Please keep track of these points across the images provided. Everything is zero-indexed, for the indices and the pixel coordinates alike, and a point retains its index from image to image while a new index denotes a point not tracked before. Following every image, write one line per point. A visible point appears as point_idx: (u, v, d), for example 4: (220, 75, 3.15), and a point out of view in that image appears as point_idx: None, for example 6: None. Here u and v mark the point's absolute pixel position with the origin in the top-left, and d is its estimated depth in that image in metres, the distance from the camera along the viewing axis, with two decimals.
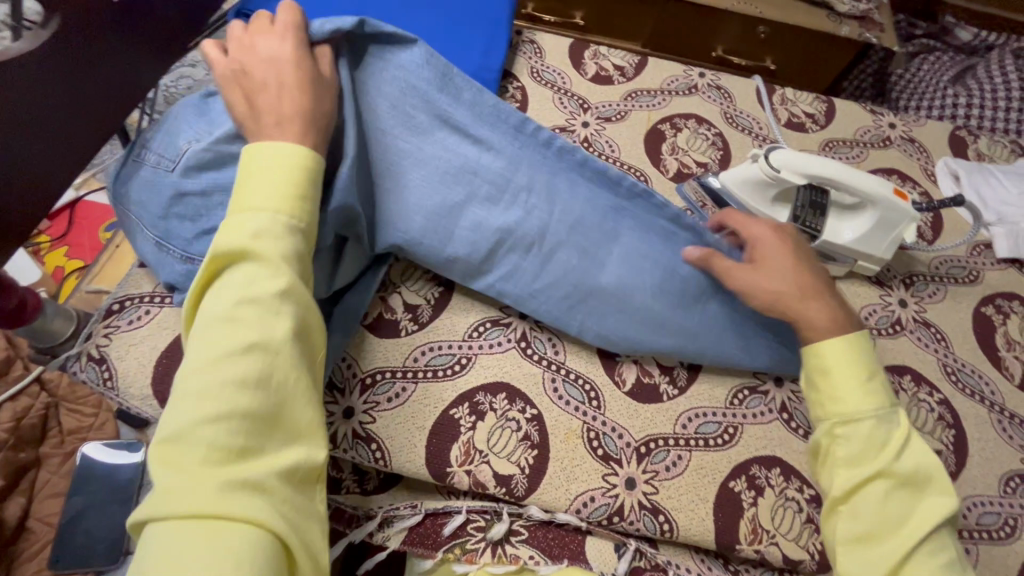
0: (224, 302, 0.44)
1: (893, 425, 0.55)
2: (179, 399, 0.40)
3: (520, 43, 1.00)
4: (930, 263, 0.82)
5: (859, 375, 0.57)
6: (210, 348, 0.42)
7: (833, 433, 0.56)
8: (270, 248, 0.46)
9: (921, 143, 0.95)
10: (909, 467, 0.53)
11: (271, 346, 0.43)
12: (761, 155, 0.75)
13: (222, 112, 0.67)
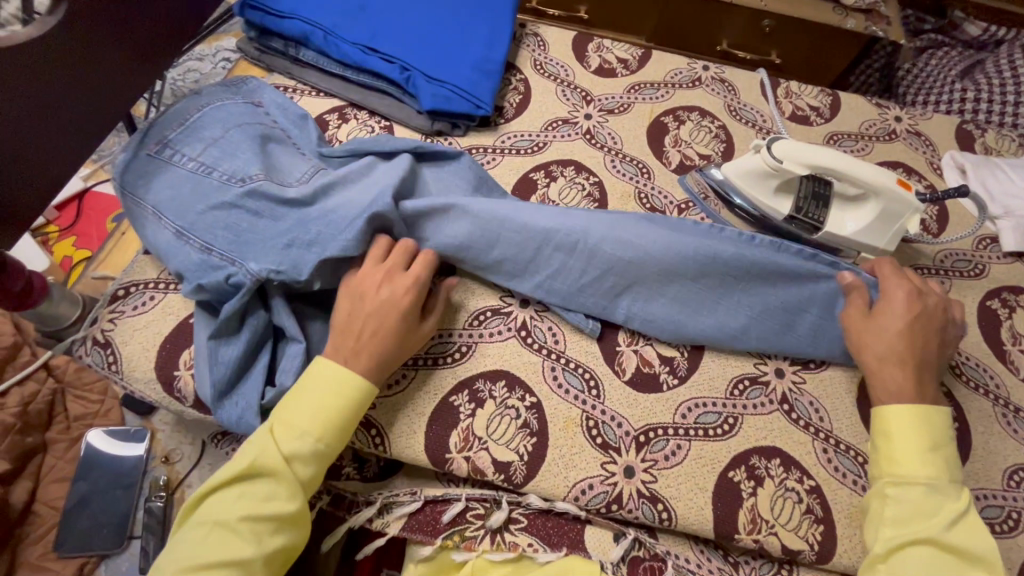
0: (225, 519, 0.52)
1: (947, 497, 0.56)
2: (176, 569, 0.51)
3: (524, 36, 1.00)
4: (934, 256, 0.82)
5: (923, 447, 0.58)
6: (199, 552, 0.51)
7: (885, 491, 0.58)
8: (274, 481, 0.53)
9: (927, 136, 0.94)
10: (959, 540, 0.54)
11: (251, 569, 0.51)
12: (763, 145, 0.75)
13: (283, 162, 0.73)
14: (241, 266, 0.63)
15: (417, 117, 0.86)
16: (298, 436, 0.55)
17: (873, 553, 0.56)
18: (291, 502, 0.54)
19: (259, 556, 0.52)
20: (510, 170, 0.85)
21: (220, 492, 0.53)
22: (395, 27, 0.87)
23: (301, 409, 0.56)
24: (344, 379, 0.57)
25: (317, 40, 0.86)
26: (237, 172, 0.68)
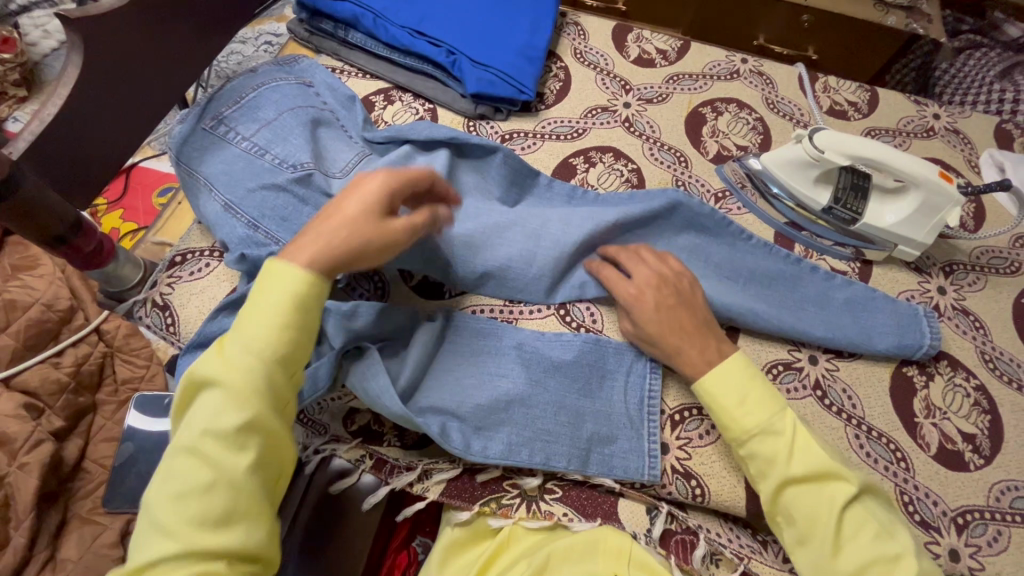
0: (214, 388, 0.45)
1: (779, 434, 0.57)
2: (173, 455, 0.44)
3: (564, 25, 1.02)
4: (971, 253, 0.82)
5: (737, 398, 0.59)
6: (193, 428, 0.45)
7: (739, 454, 0.59)
8: (249, 339, 0.47)
9: (966, 134, 0.94)
10: (804, 468, 0.55)
11: (243, 435, 0.45)
12: (806, 135, 0.76)
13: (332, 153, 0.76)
14: (284, 246, 0.65)
15: (460, 101, 0.88)
16: (264, 293, 0.49)
17: (770, 510, 0.57)
18: (262, 362, 0.47)
19: (248, 416, 0.45)
20: (550, 155, 0.86)
21: (202, 364, 0.47)
22: (442, 12, 0.89)
23: (272, 266, 0.50)
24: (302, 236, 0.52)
25: (367, 22, 0.88)
26: (290, 159, 0.71)
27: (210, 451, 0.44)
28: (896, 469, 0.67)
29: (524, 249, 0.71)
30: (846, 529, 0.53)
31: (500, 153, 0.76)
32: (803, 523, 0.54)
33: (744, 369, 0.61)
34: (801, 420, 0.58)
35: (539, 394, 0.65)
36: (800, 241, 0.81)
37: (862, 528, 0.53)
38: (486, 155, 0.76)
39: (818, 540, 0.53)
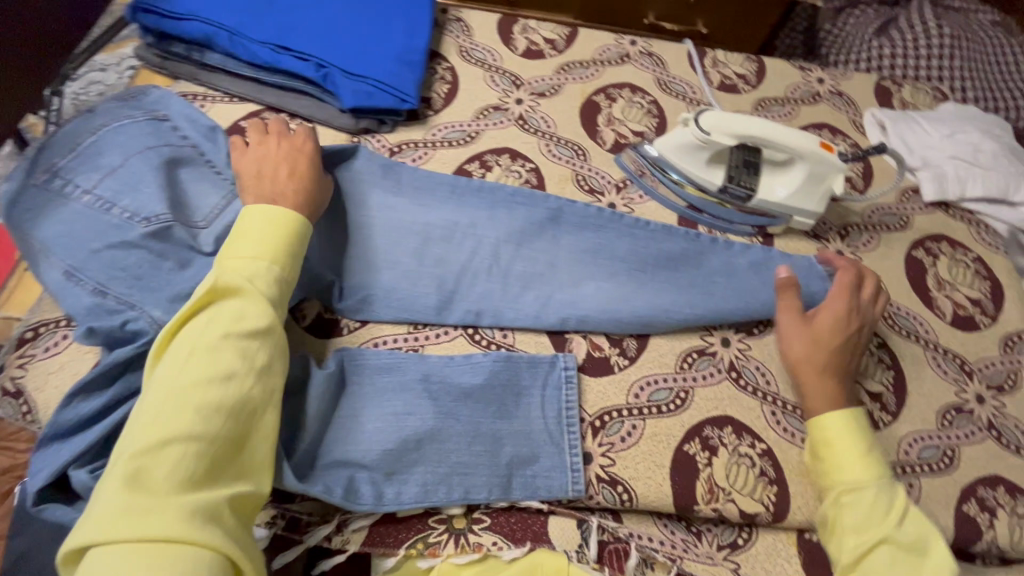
0: (206, 341, 0.50)
1: (895, 493, 0.58)
2: (155, 405, 0.47)
3: (446, 22, 0.97)
4: (863, 213, 0.84)
5: (858, 449, 0.60)
6: (182, 378, 0.48)
7: (840, 501, 0.59)
8: (245, 300, 0.53)
9: (849, 96, 0.97)
10: (912, 535, 0.56)
11: (241, 381, 0.50)
12: (691, 118, 0.75)
13: (195, 196, 0.70)
14: (142, 311, 0.60)
15: (340, 116, 0.82)
16: (253, 260, 0.56)
17: (844, 574, 0.56)
18: (267, 315, 0.53)
19: (250, 368, 0.51)
20: (443, 163, 0.82)
21: (190, 325, 0.52)
22: (306, 22, 0.82)
23: (253, 240, 0.57)
24: (284, 214, 0.60)
25: (223, 41, 0.80)
26: (143, 210, 0.65)
27: (202, 398, 0.47)
28: None
29: (417, 273, 0.71)
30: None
31: (361, 148, 0.75)
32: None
33: (853, 421, 0.62)
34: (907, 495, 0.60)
35: (452, 424, 0.63)
36: (703, 222, 0.81)
37: None
38: (352, 166, 0.74)
39: None
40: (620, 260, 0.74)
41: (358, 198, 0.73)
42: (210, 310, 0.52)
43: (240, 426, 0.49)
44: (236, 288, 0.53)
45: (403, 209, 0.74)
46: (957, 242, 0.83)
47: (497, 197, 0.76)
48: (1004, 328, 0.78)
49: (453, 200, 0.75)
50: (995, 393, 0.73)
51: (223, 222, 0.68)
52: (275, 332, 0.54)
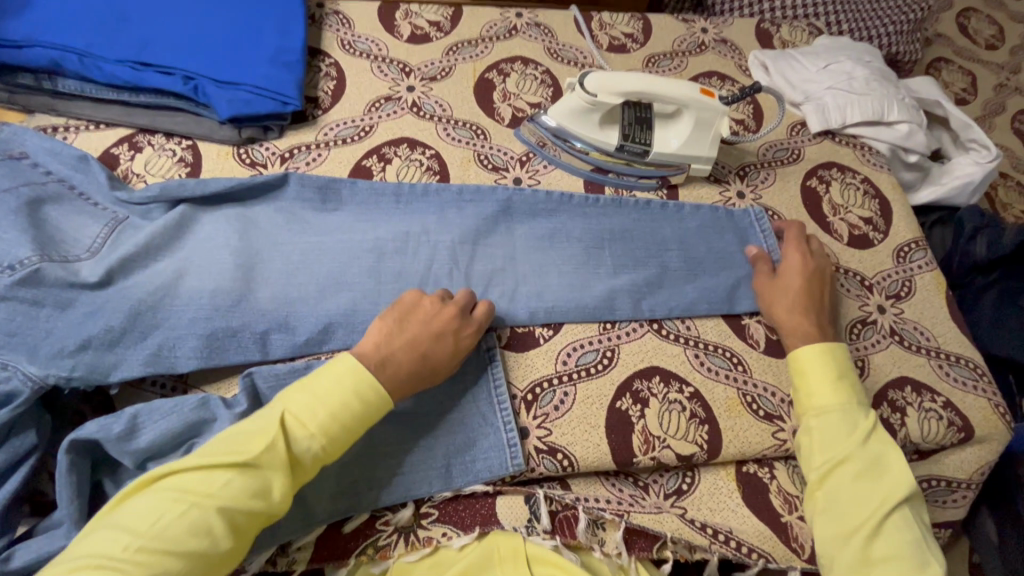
0: (203, 508, 0.48)
1: (862, 419, 0.61)
2: (123, 551, 0.45)
3: (324, 17, 0.93)
4: (758, 151, 0.88)
5: (831, 377, 0.63)
6: (163, 536, 0.46)
7: (810, 425, 0.62)
8: (262, 475, 0.50)
9: (733, 42, 1.00)
10: (873, 454, 0.59)
11: (210, 562, 0.48)
12: (577, 82, 0.75)
13: (63, 233, 0.64)
14: (16, 370, 0.56)
15: (220, 129, 0.77)
16: (309, 436, 0.52)
17: (812, 487, 0.59)
18: (278, 501, 0.51)
19: (228, 546, 0.49)
20: (339, 163, 0.79)
21: (204, 475, 0.49)
22: (166, 34, 0.77)
23: (319, 399, 0.53)
24: (374, 393, 0.55)
25: (73, 64, 0.74)
26: (3, 258, 0.59)
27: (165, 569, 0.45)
28: (736, 374, 0.71)
29: (325, 282, 0.68)
30: (886, 524, 0.55)
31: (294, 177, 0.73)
32: (841, 504, 0.57)
33: (829, 354, 0.64)
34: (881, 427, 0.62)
35: (382, 425, 0.62)
36: (609, 182, 0.82)
37: (901, 525, 0.55)
38: (252, 195, 0.72)
39: (852, 524, 0.55)
40: (532, 236, 0.75)
41: (286, 221, 0.71)
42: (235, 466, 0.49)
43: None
44: (269, 461, 0.50)
45: (344, 229, 0.72)
46: (846, 166, 0.88)
47: (449, 200, 0.76)
48: (895, 240, 0.83)
49: (398, 210, 0.75)
50: (893, 302, 0.78)
51: (113, 253, 0.64)
52: (276, 515, 0.51)
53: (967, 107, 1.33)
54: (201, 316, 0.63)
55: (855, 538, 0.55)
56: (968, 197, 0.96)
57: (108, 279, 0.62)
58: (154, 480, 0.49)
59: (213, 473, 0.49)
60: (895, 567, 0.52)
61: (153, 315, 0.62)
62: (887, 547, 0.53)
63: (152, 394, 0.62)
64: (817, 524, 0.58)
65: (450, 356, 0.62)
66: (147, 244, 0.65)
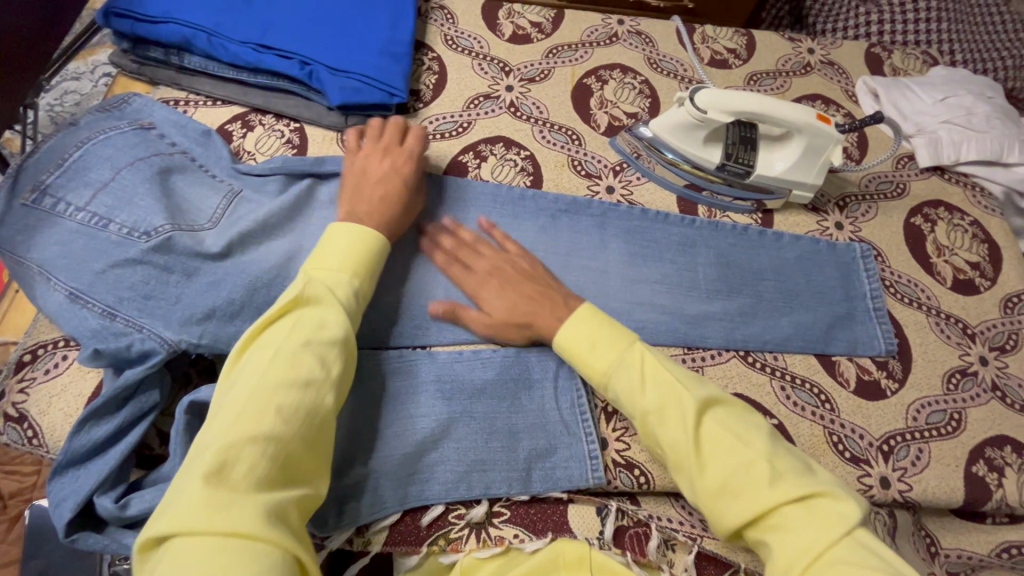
0: (285, 346, 0.51)
1: (630, 363, 0.59)
2: (240, 401, 0.48)
3: (429, 11, 0.94)
4: (860, 182, 0.84)
5: (586, 342, 0.61)
6: (266, 377, 0.49)
7: (608, 397, 0.60)
8: (322, 307, 0.55)
9: (840, 65, 0.96)
10: (656, 398, 0.56)
11: (316, 391, 0.51)
12: (687, 96, 0.73)
13: (186, 204, 0.68)
14: (145, 331, 0.59)
15: (328, 114, 0.80)
16: (336, 272, 0.58)
17: (648, 447, 0.58)
18: (343, 325, 0.55)
19: (325, 374, 0.52)
20: (437, 156, 0.81)
21: (274, 329, 0.53)
22: (287, 20, 0.80)
23: (338, 253, 0.60)
24: (368, 235, 0.62)
25: (201, 42, 0.78)
26: (139, 223, 0.63)
27: (282, 402, 0.48)
28: (823, 412, 0.68)
29: (425, 278, 0.71)
30: (704, 448, 0.53)
31: None
32: (666, 453, 0.55)
33: (588, 318, 0.63)
34: (651, 353, 0.59)
35: (465, 423, 0.64)
36: (702, 202, 0.81)
37: (733, 441, 0.53)
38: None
39: (686, 465, 0.53)
40: (625, 252, 0.77)
41: None
42: (289, 314, 0.54)
43: (316, 429, 0.50)
44: (318, 297, 0.55)
45: None
46: (953, 206, 0.84)
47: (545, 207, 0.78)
48: (1003, 289, 0.79)
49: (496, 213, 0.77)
50: (997, 354, 0.74)
51: (234, 224, 0.68)
52: (350, 341, 0.55)
53: None
54: None
55: (691, 468, 0.53)
56: None
57: (226, 254, 0.66)
58: (239, 354, 0.53)
59: (283, 322, 0.54)
60: (733, 487, 0.51)
61: (266, 291, 0.65)
62: (717, 469, 0.52)
63: None
64: (675, 480, 0.55)
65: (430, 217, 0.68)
66: (263, 220, 0.69)
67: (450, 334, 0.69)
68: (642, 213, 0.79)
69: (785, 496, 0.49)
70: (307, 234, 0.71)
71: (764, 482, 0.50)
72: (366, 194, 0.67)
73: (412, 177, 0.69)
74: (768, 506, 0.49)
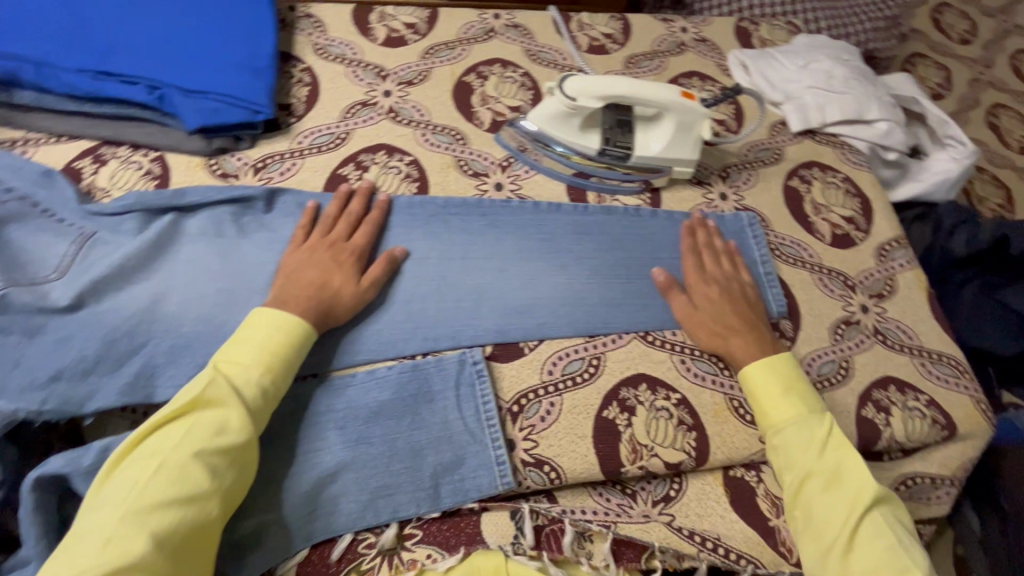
0: (170, 459, 0.49)
1: (817, 426, 0.62)
2: (112, 521, 0.46)
3: (296, 20, 0.90)
4: (739, 152, 0.87)
5: (779, 390, 0.64)
6: (146, 494, 0.48)
7: (772, 443, 0.63)
8: (221, 411, 0.53)
9: (712, 41, 0.99)
10: (830, 463, 0.59)
11: (200, 506, 0.49)
12: (556, 87, 0.74)
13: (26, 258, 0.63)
14: None
15: (188, 139, 0.75)
16: (246, 369, 0.56)
17: (788, 505, 0.60)
18: (244, 429, 0.53)
19: (214, 486, 0.50)
20: (315, 172, 0.77)
21: (166, 433, 0.51)
22: (128, 42, 0.74)
23: (251, 349, 0.58)
24: (292, 322, 0.60)
25: (29, 75, 0.70)
26: None
27: (158, 523, 0.47)
28: (722, 379, 0.70)
29: None
30: (859, 532, 0.56)
31: (280, 194, 0.73)
32: (815, 521, 0.58)
33: (766, 371, 0.66)
34: (834, 424, 0.62)
35: (365, 448, 0.61)
36: (591, 187, 0.82)
37: (873, 535, 0.55)
38: (219, 210, 0.70)
39: (828, 543, 0.56)
40: (519, 247, 0.75)
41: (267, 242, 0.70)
42: (186, 420, 0.52)
43: (196, 542, 0.49)
44: (220, 398, 0.53)
45: None
46: (826, 166, 0.88)
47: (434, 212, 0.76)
48: (877, 239, 0.84)
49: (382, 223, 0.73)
50: (876, 301, 0.79)
51: (86, 273, 0.62)
52: (250, 444, 0.54)
53: (942, 101, 1.34)
54: (186, 340, 0.62)
55: (831, 555, 0.56)
56: (947, 194, 0.97)
57: (77, 304, 0.61)
58: (126, 454, 0.51)
59: (176, 427, 0.52)
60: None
61: (127, 339, 0.61)
62: (867, 557, 0.54)
63: (124, 421, 0.60)
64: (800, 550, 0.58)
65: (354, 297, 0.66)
66: (120, 264, 0.63)
67: (336, 358, 0.65)
68: (534, 206, 0.78)
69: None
70: (176, 271, 0.66)
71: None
72: (328, 267, 0.66)
73: (350, 263, 0.67)
74: None
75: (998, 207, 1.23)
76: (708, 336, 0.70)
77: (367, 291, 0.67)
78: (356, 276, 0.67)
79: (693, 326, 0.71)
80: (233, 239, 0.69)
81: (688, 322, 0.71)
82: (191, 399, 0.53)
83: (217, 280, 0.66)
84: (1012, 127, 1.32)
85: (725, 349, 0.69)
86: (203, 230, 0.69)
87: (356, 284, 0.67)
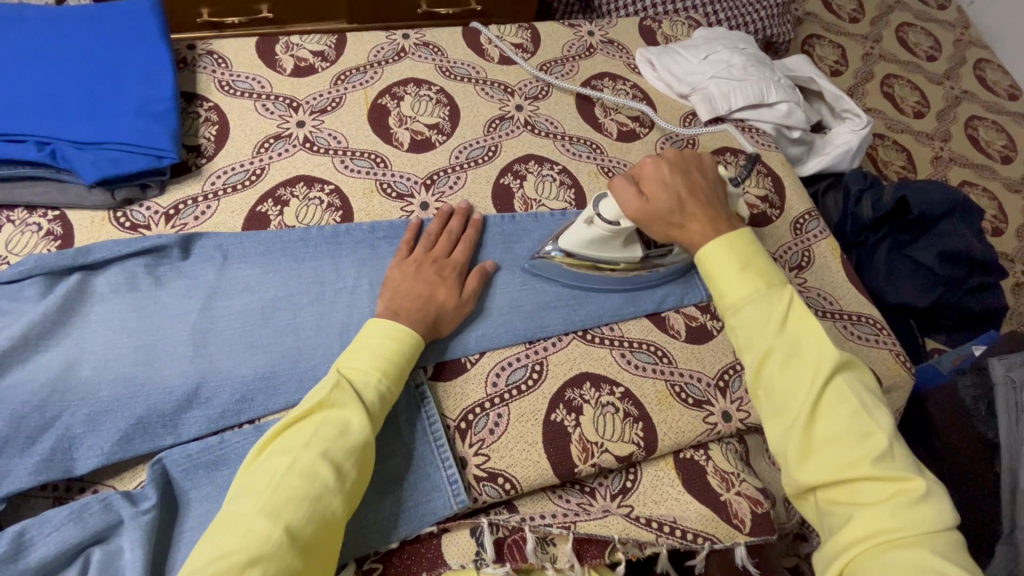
0: (302, 456, 0.50)
1: (774, 301, 0.55)
2: (252, 512, 0.47)
3: (196, 58, 0.87)
4: (656, 145, 0.91)
5: (734, 269, 0.57)
6: (281, 489, 0.48)
7: (729, 325, 0.57)
8: (341, 411, 0.54)
9: (619, 42, 1.03)
10: (793, 338, 0.53)
11: (327, 503, 0.50)
12: (594, 215, 0.68)
13: None
14: None
15: (89, 193, 0.71)
16: (365, 373, 0.58)
17: (749, 386, 0.54)
18: (365, 431, 0.54)
19: (339, 484, 0.51)
20: (232, 212, 0.75)
21: (295, 431, 0.53)
22: (13, 99, 0.70)
23: (369, 353, 0.59)
24: (403, 331, 0.62)
25: None
26: None
27: (292, 518, 0.48)
28: (662, 367, 0.72)
29: (240, 345, 0.65)
30: (821, 403, 0.50)
31: (194, 240, 0.70)
32: (775, 397, 0.52)
33: (727, 249, 0.59)
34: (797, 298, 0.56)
35: None
36: (516, 195, 0.83)
37: (836, 402, 0.50)
38: (131, 263, 0.67)
39: (792, 416, 0.51)
40: None
41: (184, 290, 0.67)
42: (309, 423, 0.53)
43: (323, 539, 0.49)
44: (342, 399, 0.55)
45: (256, 288, 0.69)
46: (737, 150, 0.93)
47: (355, 236, 0.74)
48: (791, 213, 0.88)
49: (307, 255, 0.72)
50: (797, 273, 0.83)
51: None
52: (370, 447, 0.55)
53: (841, 77, 1.44)
54: (105, 406, 0.59)
55: (793, 429, 0.50)
56: (851, 164, 1.03)
57: None
58: (261, 451, 0.52)
59: (302, 425, 0.53)
60: (843, 447, 0.49)
61: (42, 413, 0.57)
62: (830, 429, 0.49)
63: (44, 500, 0.57)
64: (764, 423, 0.53)
65: (452, 306, 0.68)
66: (23, 333, 0.59)
67: (270, 400, 0.63)
68: (503, 216, 0.80)
69: (877, 471, 0.47)
70: (87, 331, 0.62)
71: (870, 455, 0.48)
72: (434, 282, 0.68)
73: (459, 280, 0.71)
74: (857, 472, 0.47)
75: (901, 170, 1.33)
76: (657, 227, 0.65)
77: (459, 299, 0.69)
78: (458, 290, 0.70)
79: (645, 219, 0.65)
80: (148, 292, 0.66)
81: (642, 221, 0.66)
82: (314, 400, 0.54)
83: (133, 336, 0.63)
84: (904, 94, 1.43)
85: (681, 236, 0.64)
86: (114, 287, 0.65)
87: (459, 300, 0.69)
